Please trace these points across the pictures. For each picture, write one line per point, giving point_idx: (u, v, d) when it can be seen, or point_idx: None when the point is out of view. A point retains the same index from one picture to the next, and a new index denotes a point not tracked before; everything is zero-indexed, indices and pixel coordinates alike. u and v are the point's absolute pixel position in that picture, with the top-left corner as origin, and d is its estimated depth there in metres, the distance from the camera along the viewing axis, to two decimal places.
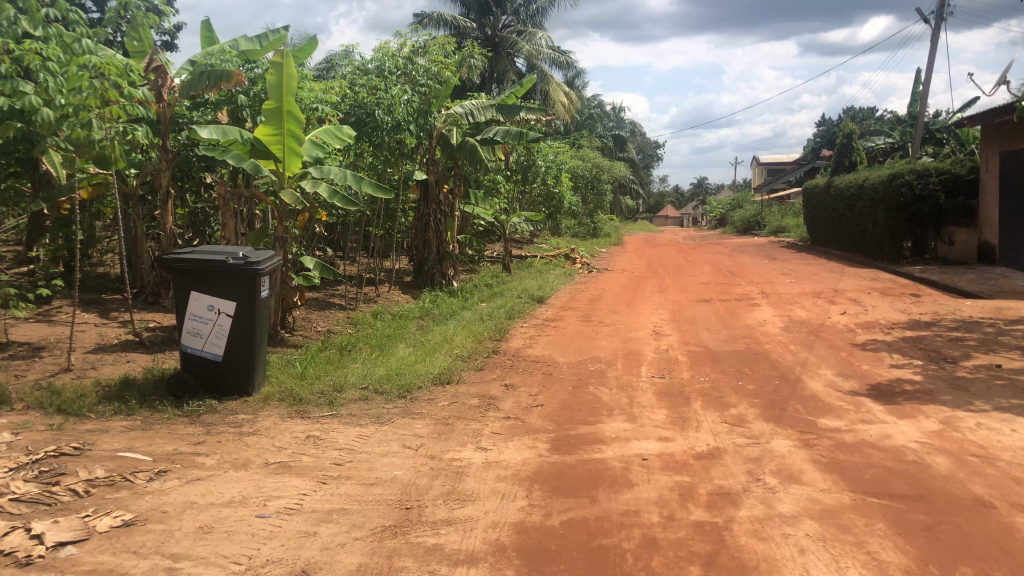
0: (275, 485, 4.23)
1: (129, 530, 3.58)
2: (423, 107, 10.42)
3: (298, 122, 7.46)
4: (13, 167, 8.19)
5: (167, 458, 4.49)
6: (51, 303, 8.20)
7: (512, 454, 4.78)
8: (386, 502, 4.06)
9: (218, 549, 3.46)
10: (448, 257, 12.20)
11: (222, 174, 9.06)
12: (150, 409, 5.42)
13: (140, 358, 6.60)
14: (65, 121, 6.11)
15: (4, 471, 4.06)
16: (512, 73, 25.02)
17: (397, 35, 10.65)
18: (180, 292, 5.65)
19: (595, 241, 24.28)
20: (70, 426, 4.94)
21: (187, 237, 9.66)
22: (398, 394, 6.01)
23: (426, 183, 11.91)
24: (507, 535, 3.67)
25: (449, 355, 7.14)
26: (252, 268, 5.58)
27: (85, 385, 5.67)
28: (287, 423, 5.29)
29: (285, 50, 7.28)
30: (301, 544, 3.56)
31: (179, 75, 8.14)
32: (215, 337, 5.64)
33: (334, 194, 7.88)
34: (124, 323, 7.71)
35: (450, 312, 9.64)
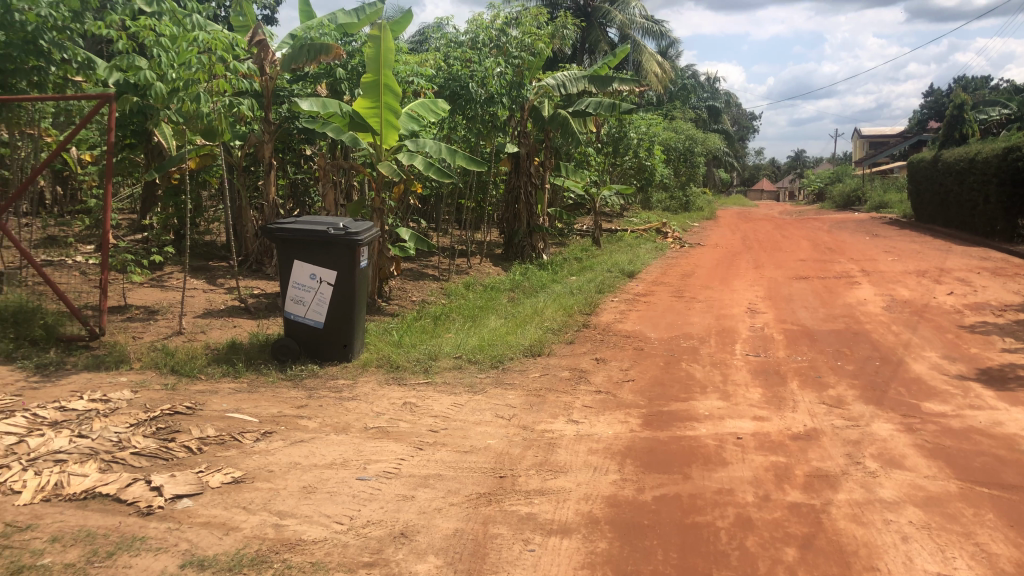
0: (374, 449, 4.37)
1: (239, 487, 3.77)
2: (516, 79, 10.43)
3: (395, 95, 7.56)
4: (128, 139, 8.61)
5: (273, 420, 4.70)
6: (164, 270, 8.63)
7: (603, 428, 4.80)
8: (481, 470, 4.14)
9: (321, 509, 3.61)
10: (538, 230, 12.23)
11: (322, 146, 9.30)
12: (256, 371, 5.67)
13: (246, 323, 6.88)
14: (178, 94, 6.40)
15: (124, 427, 4.33)
16: (604, 43, 24.65)
17: (490, 6, 10.69)
18: (284, 260, 5.86)
19: (687, 215, 23.82)
20: (182, 386, 5.22)
21: (288, 207, 9.97)
22: (491, 363, 6.10)
23: (518, 155, 11.93)
24: (600, 508, 3.70)
25: (540, 328, 7.19)
26: (352, 238, 5.71)
27: (197, 348, 5.97)
28: (385, 389, 5.45)
29: (383, 23, 7.33)
30: (400, 507, 3.67)
31: (280, 49, 8.37)
32: (317, 305, 5.83)
33: (430, 166, 7.98)
34: (231, 290, 8.04)
35: (540, 285, 9.67)
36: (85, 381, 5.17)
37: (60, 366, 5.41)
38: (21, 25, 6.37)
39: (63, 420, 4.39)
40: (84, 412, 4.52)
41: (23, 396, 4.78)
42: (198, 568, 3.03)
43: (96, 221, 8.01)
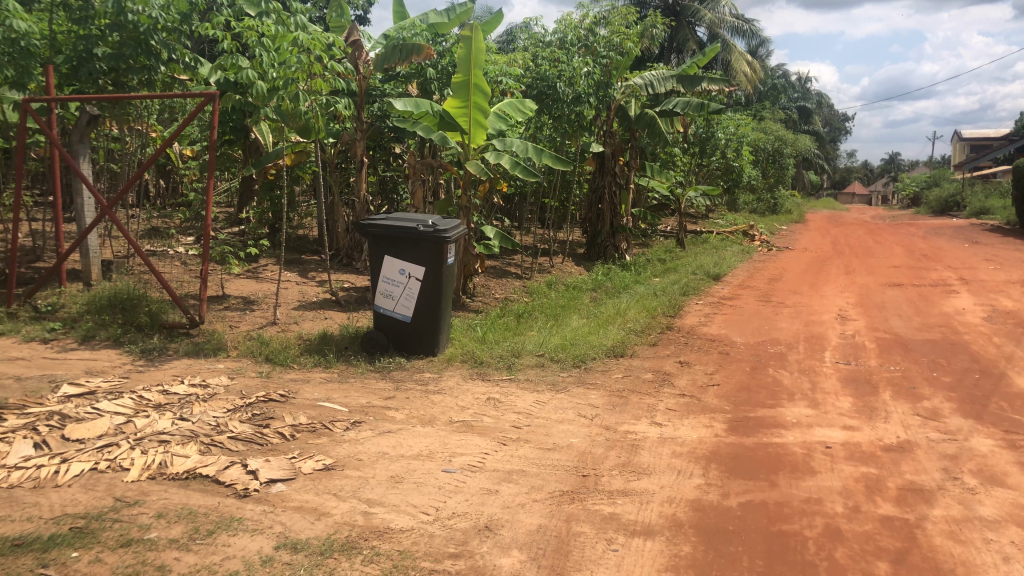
0: (460, 442, 4.44)
1: (330, 474, 3.90)
2: (603, 79, 10.40)
3: (485, 94, 7.67)
4: (228, 135, 8.97)
5: (362, 410, 4.83)
6: (259, 262, 8.95)
7: (688, 432, 4.76)
8: (563, 468, 4.16)
9: (408, 498, 3.69)
10: (622, 230, 12.16)
11: (410, 144, 9.48)
12: (346, 362, 5.84)
13: (336, 315, 7.07)
14: (277, 93, 6.65)
15: (222, 412, 4.53)
16: (693, 43, 24.33)
17: (579, 6, 10.71)
18: (375, 255, 6.02)
19: (775, 218, 23.28)
20: (276, 374, 5.42)
21: (377, 203, 10.20)
22: (573, 363, 6.11)
23: (603, 155, 11.91)
24: (684, 511, 3.67)
25: (624, 329, 7.16)
26: (441, 235, 5.79)
27: (290, 338, 6.19)
28: (469, 384, 5.53)
29: (475, 23, 7.42)
30: (484, 500, 3.73)
31: (374, 50, 8.58)
32: (405, 299, 5.96)
33: (516, 165, 8.04)
34: (322, 283, 8.28)
35: (623, 286, 9.62)
36: (186, 367, 5.42)
37: (164, 351, 5.69)
38: (134, 26, 6.73)
39: (166, 403, 4.61)
40: (186, 396, 4.74)
41: (130, 378, 5.04)
42: (292, 550, 3.14)
43: (197, 214, 8.36)
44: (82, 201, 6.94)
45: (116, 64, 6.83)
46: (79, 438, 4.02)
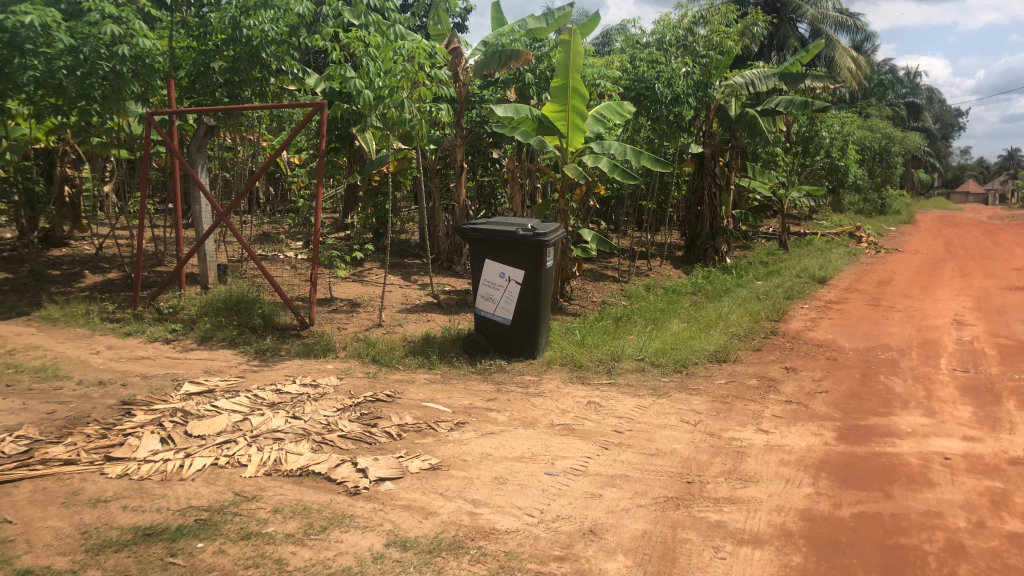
0: (562, 445, 4.46)
1: (436, 474, 3.97)
2: (703, 79, 10.21)
3: (582, 98, 7.64)
4: (333, 144, 9.27)
5: (465, 412, 4.91)
6: (363, 265, 9.20)
7: (795, 439, 4.63)
8: (667, 474, 4.12)
9: (513, 500, 3.73)
10: (722, 232, 11.92)
11: (508, 149, 9.57)
12: (449, 364, 5.96)
13: (439, 318, 7.21)
14: (382, 101, 6.86)
15: (332, 411, 4.69)
16: (794, 39, 23.70)
17: (678, 6, 10.58)
18: (476, 258, 6.11)
19: (883, 219, 22.38)
20: (382, 375, 5.57)
21: (475, 208, 10.34)
22: (674, 368, 6.04)
23: (702, 156, 11.72)
24: (794, 521, 3.57)
25: (726, 333, 7.02)
26: (540, 239, 5.81)
27: (395, 340, 6.35)
28: (569, 388, 5.53)
29: (573, 28, 7.44)
30: (588, 504, 3.73)
31: (473, 56, 8.73)
32: (505, 302, 6.02)
33: (615, 168, 8.01)
34: (424, 286, 8.45)
35: (724, 289, 9.43)
36: (297, 367, 5.64)
37: (276, 352, 5.93)
38: (247, 39, 7.05)
39: (280, 402, 4.80)
40: (297, 395, 4.92)
41: (246, 378, 5.28)
42: (402, 548, 3.22)
43: (304, 219, 8.67)
44: (200, 208, 7.32)
45: (231, 76, 7.21)
46: (201, 434, 4.23)
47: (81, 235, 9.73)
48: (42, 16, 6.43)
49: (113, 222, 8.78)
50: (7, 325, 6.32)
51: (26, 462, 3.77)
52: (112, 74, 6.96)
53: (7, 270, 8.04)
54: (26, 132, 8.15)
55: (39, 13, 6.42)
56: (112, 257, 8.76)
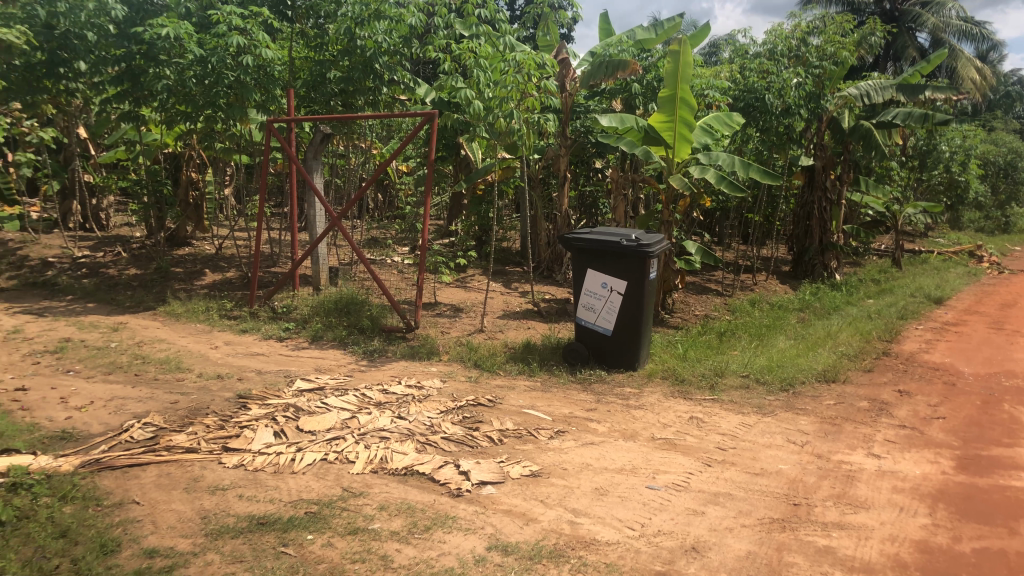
0: (663, 460, 4.41)
1: (537, 480, 4.00)
2: (816, 90, 9.93)
3: (691, 108, 7.56)
4: (440, 152, 9.48)
5: (566, 420, 4.92)
6: (466, 272, 9.36)
7: (910, 466, 4.44)
8: (773, 494, 4.01)
9: (613, 512, 3.71)
10: (831, 248, 11.54)
11: (613, 159, 9.55)
12: (549, 371, 5.99)
13: (539, 325, 7.25)
14: (492, 112, 6.98)
15: (436, 413, 4.79)
16: (913, 50, 22.80)
17: (792, 15, 10.35)
18: (579, 268, 6.12)
19: (1007, 238, 21.19)
20: (484, 380, 5.65)
21: (577, 218, 10.36)
22: (780, 386, 5.87)
23: (812, 168, 11.39)
24: (908, 552, 3.42)
25: (835, 352, 6.79)
26: (644, 250, 5.75)
27: (496, 346, 6.43)
28: (671, 402, 5.46)
29: (683, 38, 7.41)
30: (690, 521, 3.67)
31: (580, 67, 8.78)
32: (607, 312, 6.01)
33: (722, 179, 7.87)
34: (525, 294, 8.52)
35: (834, 306, 9.12)
36: (403, 368, 5.78)
37: (383, 353, 6.09)
38: (362, 50, 7.31)
39: (386, 401, 4.93)
40: (403, 396, 5.05)
41: (354, 377, 5.44)
42: (503, 552, 3.25)
43: (411, 226, 8.88)
44: (314, 212, 7.62)
45: (346, 86, 7.49)
46: (311, 429, 4.39)
47: (203, 235, 10.26)
48: (176, 29, 6.90)
49: (233, 223, 9.21)
50: (136, 318, 6.72)
51: (152, 448, 4.00)
52: (237, 83, 7.29)
53: (137, 267, 8.57)
54: (157, 137, 8.69)
55: (174, 26, 6.89)
56: (230, 256, 9.18)
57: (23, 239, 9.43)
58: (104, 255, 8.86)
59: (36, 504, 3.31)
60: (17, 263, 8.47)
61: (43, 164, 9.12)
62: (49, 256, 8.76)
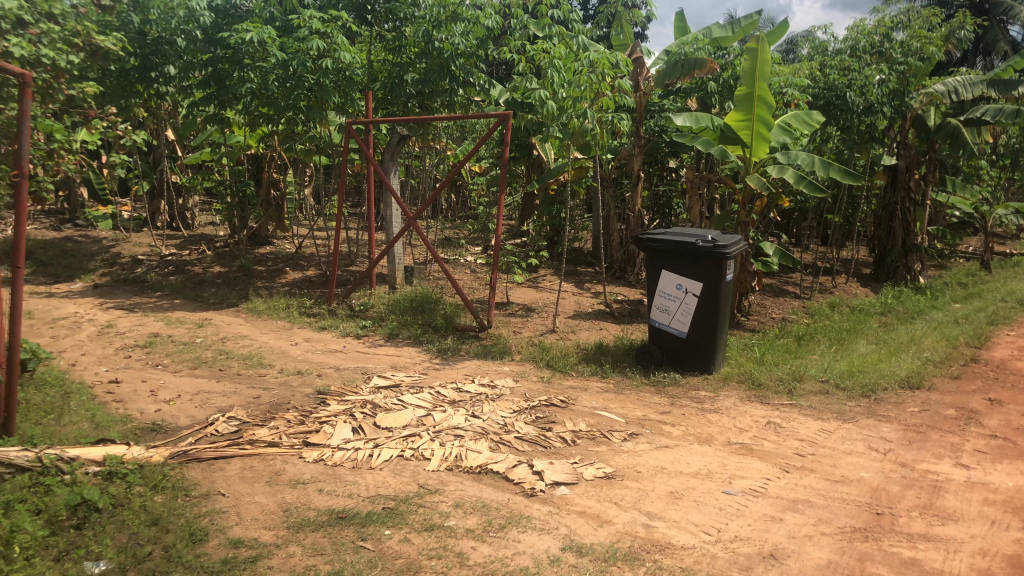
0: (740, 465, 4.34)
1: (611, 482, 3.98)
2: (900, 87, 9.61)
3: (769, 106, 7.41)
4: (513, 152, 9.52)
5: (639, 423, 4.89)
6: (538, 272, 9.38)
7: (1001, 478, 4.26)
8: (854, 503, 3.91)
9: (689, 516, 3.67)
10: (915, 249, 11.15)
11: (687, 158, 9.44)
12: (622, 373, 5.96)
13: (611, 326, 7.21)
14: (566, 112, 6.97)
15: (510, 412, 4.81)
16: (1005, 44, 21.87)
17: (875, 10, 10.04)
18: (654, 269, 6.07)
19: None
20: (557, 380, 5.65)
21: (650, 218, 10.27)
22: (861, 392, 5.71)
23: (895, 168, 11.03)
24: (1001, 567, 3.29)
25: (920, 358, 6.56)
26: (720, 251, 5.67)
27: (569, 347, 6.43)
28: (748, 406, 5.37)
29: (762, 35, 7.28)
30: (769, 527, 3.60)
31: (655, 65, 8.69)
32: (681, 314, 5.94)
33: (800, 179, 7.69)
34: (597, 294, 8.49)
35: (918, 310, 8.81)
36: (476, 367, 5.83)
37: (456, 351, 6.15)
38: (438, 52, 7.40)
39: (460, 400, 4.98)
40: (476, 394, 5.09)
41: (429, 375, 5.52)
42: (577, 553, 3.25)
43: (483, 226, 8.95)
44: (390, 212, 7.75)
45: (423, 88, 7.60)
46: (388, 426, 4.47)
47: (283, 234, 10.55)
48: (260, 33, 7.18)
49: (312, 223, 9.44)
50: (220, 315, 6.95)
51: (237, 441, 4.13)
52: (317, 86, 7.46)
53: (221, 264, 8.86)
54: (241, 139, 8.96)
55: (258, 30, 7.17)
56: (309, 255, 9.40)
57: (115, 238, 9.85)
58: (190, 253, 9.19)
59: (130, 492, 3.45)
60: (110, 260, 8.85)
61: (134, 165, 9.52)
62: (139, 254, 9.13)
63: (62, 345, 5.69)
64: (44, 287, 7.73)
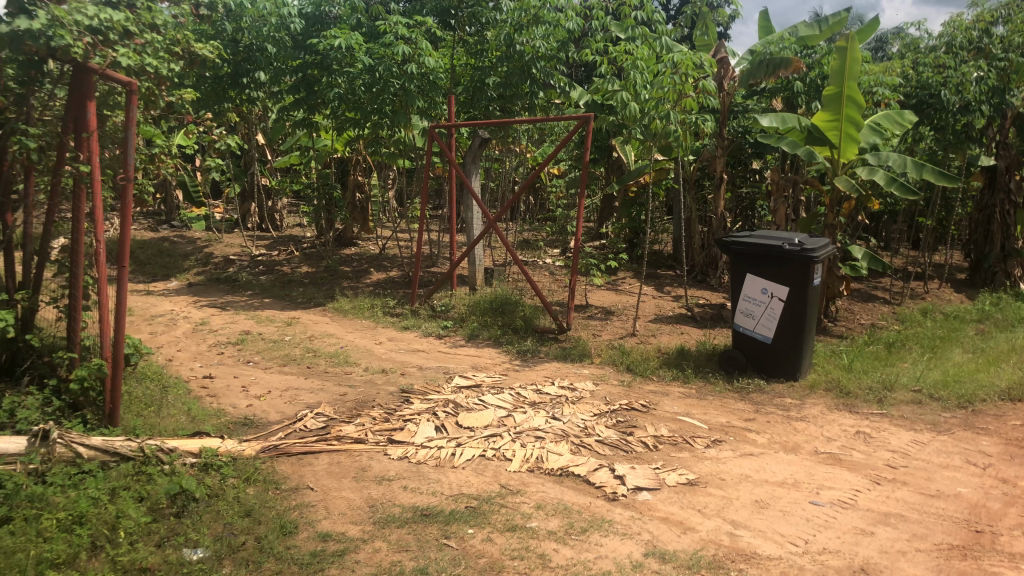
0: (828, 475, 4.22)
1: (693, 489, 3.93)
2: (1000, 84, 9.19)
3: (859, 106, 7.19)
4: (593, 154, 9.49)
5: (722, 429, 4.81)
6: (618, 275, 9.33)
7: None
8: (951, 519, 3.76)
9: (775, 526, 3.60)
10: (1015, 254, 10.64)
11: (772, 160, 9.24)
12: (704, 378, 5.87)
13: (693, 331, 7.12)
14: (648, 113, 6.91)
15: (590, 415, 4.81)
16: None
17: (974, 4, 9.63)
18: (738, 273, 5.97)
19: None
20: (637, 384, 5.61)
21: (733, 221, 10.09)
22: (957, 403, 5.48)
23: (994, 169, 10.56)
24: None
25: (1021, 368, 6.26)
26: (808, 254, 5.54)
27: (650, 351, 6.37)
28: (835, 415, 5.22)
29: (852, 33, 7.13)
30: (859, 541, 3.50)
31: (739, 66, 8.54)
32: (766, 319, 5.83)
33: (892, 181, 7.43)
34: (677, 298, 8.39)
35: (1018, 318, 8.40)
36: (556, 369, 5.84)
37: (536, 353, 6.18)
38: (520, 56, 7.46)
39: (540, 401, 4.99)
40: (556, 397, 5.10)
41: (509, 376, 5.55)
42: (660, 559, 3.22)
43: (563, 229, 8.95)
44: (471, 214, 7.83)
45: (505, 91, 7.67)
46: (469, 426, 4.52)
47: (366, 236, 10.77)
48: (347, 39, 7.36)
49: (395, 225, 9.61)
50: (307, 313, 7.14)
51: (324, 437, 4.24)
52: (402, 91, 7.59)
53: (308, 264, 9.11)
54: (327, 143, 9.19)
55: (346, 36, 7.36)
56: (392, 256, 9.58)
57: (208, 238, 10.25)
58: (279, 254, 9.47)
59: (224, 484, 3.58)
60: (203, 260, 9.21)
61: (227, 169, 9.88)
62: (231, 254, 9.47)
63: (160, 341, 5.95)
64: (143, 286, 8.10)
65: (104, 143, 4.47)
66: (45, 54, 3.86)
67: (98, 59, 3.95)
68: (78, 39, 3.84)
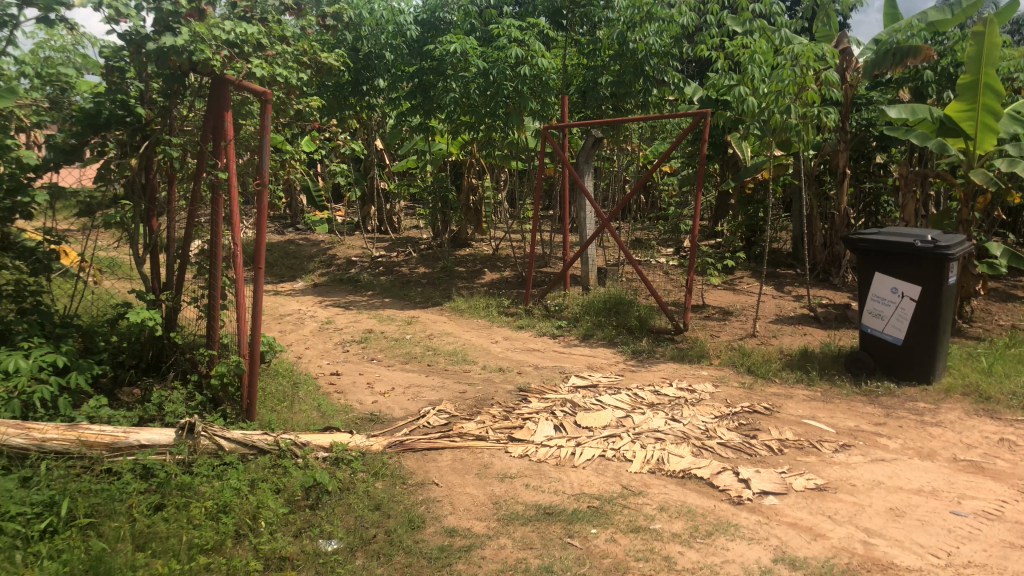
0: (969, 484, 3.99)
1: (823, 495, 3.80)
2: None
3: (997, 94, 6.75)
4: (708, 151, 9.31)
5: (851, 434, 4.62)
6: (735, 274, 9.12)
7: None
8: None
9: (913, 535, 3.43)
10: None
11: (900, 153, 8.82)
12: (830, 381, 5.67)
13: (816, 332, 6.87)
14: (767, 108, 6.72)
15: (711, 417, 4.72)
16: None
17: None
18: (865, 271, 5.73)
19: None
20: (759, 386, 5.47)
21: (857, 217, 9.69)
22: None
23: None
24: None
25: None
26: (942, 252, 5.25)
27: (771, 352, 6.20)
28: (975, 421, 4.94)
29: (989, 17, 6.70)
30: (1008, 554, 3.29)
31: (863, 56, 8.18)
32: (897, 320, 5.57)
33: None
34: (798, 297, 8.12)
35: None
36: (673, 370, 5.76)
37: (652, 354, 6.11)
38: (633, 53, 7.43)
39: (659, 403, 4.94)
40: (675, 398, 5.03)
41: (626, 376, 5.51)
42: (791, 566, 3.13)
43: (676, 227, 8.82)
44: (585, 213, 7.83)
45: (618, 90, 7.63)
46: (588, 426, 4.51)
47: (480, 237, 10.93)
48: (462, 44, 7.51)
49: (509, 226, 9.71)
50: (426, 313, 7.31)
51: (447, 434, 4.33)
52: (516, 93, 7.67)
53: (425, 265, 9.32)
54: (443, 147, 9.38)
55: (461, 41, 7.52)
56: (506, 257, 9.67)
57: (330, 241, 10.63)
58: (398, 255, 9.73)
59: (355, 478, 3.71)
60: (327, 261, 9.56)
61: (347, 173, 10.23)
62: (353, 256, 9.79)
63: (289, 339, 6.23)
64: (272, 287, 8.48)
65: (238, 151, 4.72)
66: (187, 68, 4.10)
67: (233, 71, 4.16)
68: (216, 53, 4.06)
